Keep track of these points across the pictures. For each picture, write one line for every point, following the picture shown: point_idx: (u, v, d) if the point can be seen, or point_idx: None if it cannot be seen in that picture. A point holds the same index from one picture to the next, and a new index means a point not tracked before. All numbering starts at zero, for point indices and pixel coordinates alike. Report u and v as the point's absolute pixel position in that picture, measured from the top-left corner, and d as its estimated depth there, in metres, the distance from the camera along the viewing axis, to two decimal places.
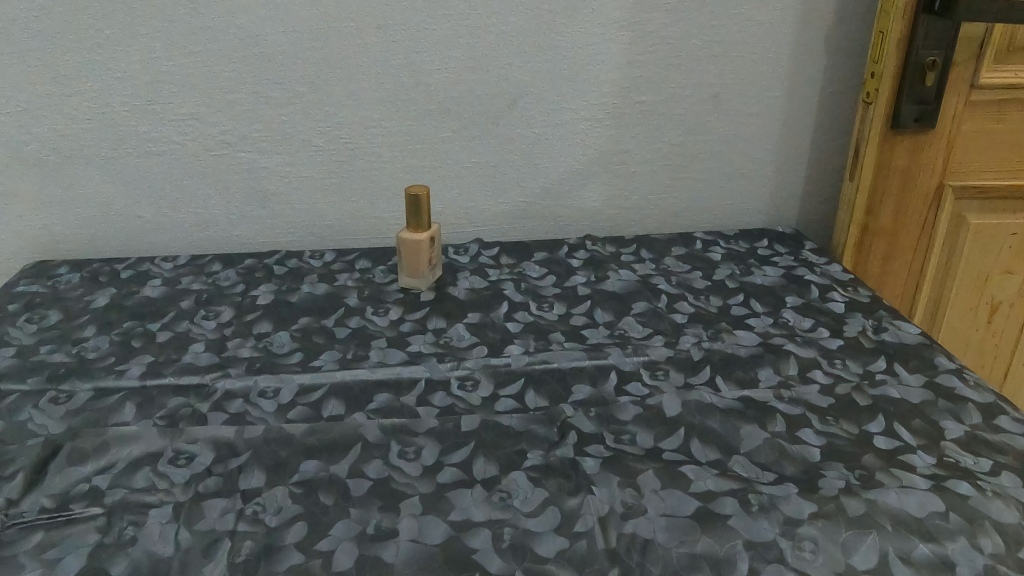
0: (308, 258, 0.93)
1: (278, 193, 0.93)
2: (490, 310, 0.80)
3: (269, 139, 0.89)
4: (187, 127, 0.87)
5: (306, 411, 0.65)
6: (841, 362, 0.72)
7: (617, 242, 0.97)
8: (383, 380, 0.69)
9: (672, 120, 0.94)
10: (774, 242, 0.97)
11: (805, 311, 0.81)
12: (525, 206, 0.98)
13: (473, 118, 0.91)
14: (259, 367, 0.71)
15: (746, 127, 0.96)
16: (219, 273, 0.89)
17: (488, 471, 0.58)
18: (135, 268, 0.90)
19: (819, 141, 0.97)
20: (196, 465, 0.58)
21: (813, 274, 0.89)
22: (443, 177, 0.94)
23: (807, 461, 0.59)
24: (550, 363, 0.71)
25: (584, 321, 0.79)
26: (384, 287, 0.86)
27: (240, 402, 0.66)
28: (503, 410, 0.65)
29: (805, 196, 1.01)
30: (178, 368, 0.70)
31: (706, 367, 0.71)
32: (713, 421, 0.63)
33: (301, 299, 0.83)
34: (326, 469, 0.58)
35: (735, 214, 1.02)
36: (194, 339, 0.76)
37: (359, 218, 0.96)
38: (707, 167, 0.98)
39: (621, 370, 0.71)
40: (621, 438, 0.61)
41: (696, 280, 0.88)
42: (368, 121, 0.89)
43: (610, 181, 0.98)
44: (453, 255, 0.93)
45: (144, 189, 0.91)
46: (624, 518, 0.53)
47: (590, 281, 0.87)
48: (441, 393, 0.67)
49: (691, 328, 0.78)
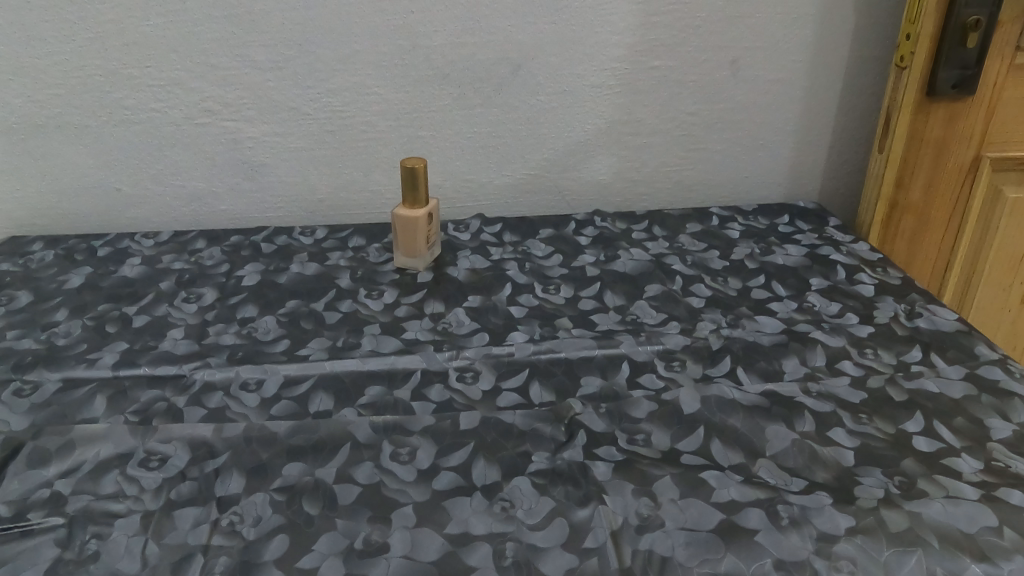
0: (298, 235, 0.87)
1: (267, 165, 0.87)
2: (492, 293, 0.75)
3: (255, 107, 0.83)
4: (166, 93, 0.81)
5: (291, 406, 0.60)
6: (872, 352, 0.67)
7: (627, 218, 0.91)
8: (376, 371, 0.63)
9: (688, 86, 0.87)
10: (795, 218, 0.91)
11: (831, 294, 0.75)
12: (530, 179, 0.92)
13: (473, 86, 0.84)
14: (242, 356, 0.65)
15: (768, 93, 0.89)
16: (203, 251, 0.83)
17: (489, 476, 0.53)
18: (113, 246, 0.84)
19: (845, 109, 0.91)
20: (168, 468, 0.53)
21: (839, 253, 0.83)
22: (441, 149, 0.88)
23: (841, 467, 0.53)
24: (556, 353, 0.66)
25: (593, 305, 0.73)
26: (379, 267, 0.80)
27: (220, 396, 0.61)
28: (506, 406, 0.60)
29: (828, 168, 0.95)
30: (155, 357, 0.65)
31: (726, 357, 0.66)
32: (735, 419, 0.58)
33: (290, 281, 0.77)
34: (311, 473, 0.53)
35: (753, 187, 0.96)
36: (173, 325, 0.70)
37: (353, 192, 0.90)
38: (724, 136, 0.92)
39: (634, 360, 0.65)
40: (636, 439, 0.56)
41: (713, 260, 0.82)
42: (361, 88, 0.83)
43: (621, 152, 0.91)
44: (453, 231, 0.87)
45: (121, 161, 0.85)
46: (639, 532, 0.48)
47: (600, 261, 0.81)
48: (438, 386, 0.62)
49: (708, 312, 0.72)
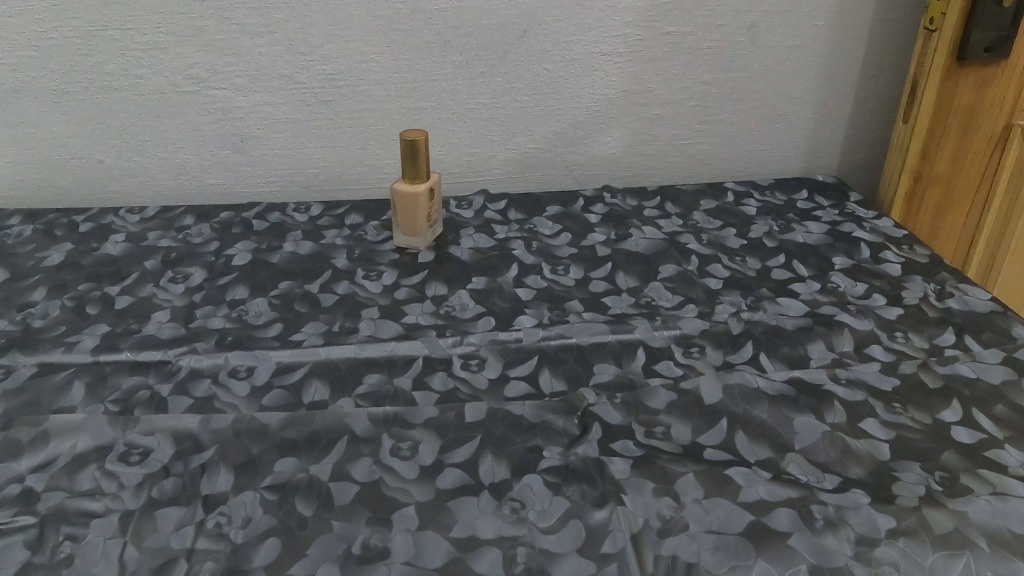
0: (292, 211, 0.82)
1: (259, 137, 0.82)
2: (498, 274, 0.70)
3: (245, 75, 0.78)
4: (149, 58, 0.76)
5: (284, 396, 0.55)
6: (903, 335, 0.62)
7: (638, 194, 0.87)
8: (374, 358, 0.59)
9: (702, 53, 0.83)
10: (814, 193, 0.87)
11: (855, 274, 0.71)
12: (536, 153, 0.87)
13: (476, 53, 0.79)
14: (232, 341, 0.61)
15: (787, 61, 0.84)
16: (190, 228, 0.79)
17: (497, 474, 0.49)
18: (95, 221, 0.79)
19: (867, 78, 0.86)
20: (150, 463, 0.49)
21: (862, 230, 0.79)
22: (443, 120, 0.83)
23: (877, 461, 0.49)
24: (567, 338, 0.62)
25: (605, 287, 0.69)
26: (377, 246, 0.75)
27: (207, 384, 0.56)
28: (514, 396, 0.56)
29: (848, 140, 0.91)
30: (138, 341, 0.61)
31: (748, 343, 0.62)
32: (760, 410, 0.54)
33: (283, 260, 0.73)
34: (305, 470, 0.49)
35: (769, 161, 0.92)
36: (158, 306, 0.66)
37: (349, 166, 0.85)
38: (740, 107, 0.87)
39: (650, 346, 0.61)
40: (654, 433, 0.52)
41: (730, 238, 0.78)
42: (357, 54, 0.78)
43: (631, 124, 0.87)
44: (455, 208, 0.83)
45: (104, 130, 0.80)
46: (661, 536, 0.44)
47: (611, 239, 0.77)
48: (441, 374, 0.58)
49: (727, 295, 0.68)
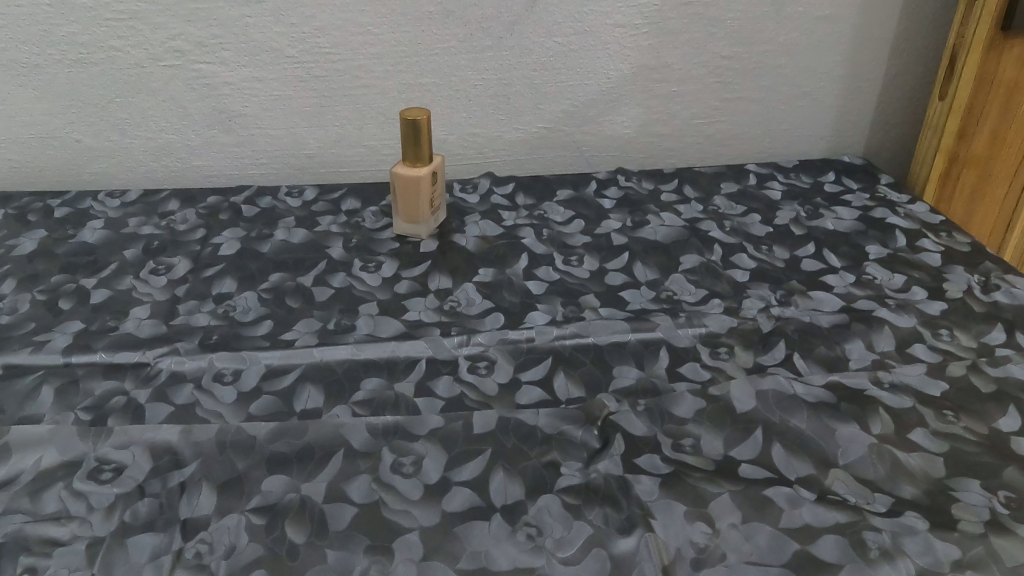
0: (284, 196, 0.77)
1: (248, 116, 0.76)
2: (506, 265, 0.65)
3: (231, 48, 0.72)
4: (127, 29, 0.70)
5: (274, 404, 0.50)
6: (948, 332, 0.57)
7: (655, 176, 0.81)
8: (373, 360, 0.54)
9: (725, 26, 0.77)
10: (842, 176, 0.81)
11: (892, 264, 0.66)
12: (545, 133, 0.82)
13: (481, 24, 0.73)
14: (217, 340, 0.55)
15: (815, 33, 0.78)
16: (175, 213, 0.73)
17: (509, 494, 0.44)
18: (73, 205, 0.74)
19: (900, 52, 0.80)
20: (124, 482, 0.44)
21: (896, 215, 0.73)
22: (446, 98, 0.77)
23: (931, 479, 0.45)
24: (584, 338, 0.56)
25: (623, 280, 0.64)
26: (375, 234, 0.70)
27: (189, 390, 0.51)
28: (527, 404, 0.51)
29: (877, 119, 0.85)
30: (114, 339, 0.55)
31: (780, 342, 0.57)
32: (798, 420, 0.49)
33: (274, 249, 0.67)
34: (296, 490, 0.44)
35: (792, 140, 0.86)
36: (137, 300, 0.60)
37: (345, 147, 0.80)
38: (762, 84, 0.81)
39: (674, 347, 0.56)
40: (682, 446, 0.48)
41: (754, 225, 0.72)
42: (353, 25, 0.72)
43: (647, 102, 0.81)
44: (459, 193, 0.77)
45: (81, 107, 0.74)
46: (695, 568, 0.40)
47: (627, 226, 0.71)
48: (446, 379, 0.53)
49: (755, 288, 0.63)
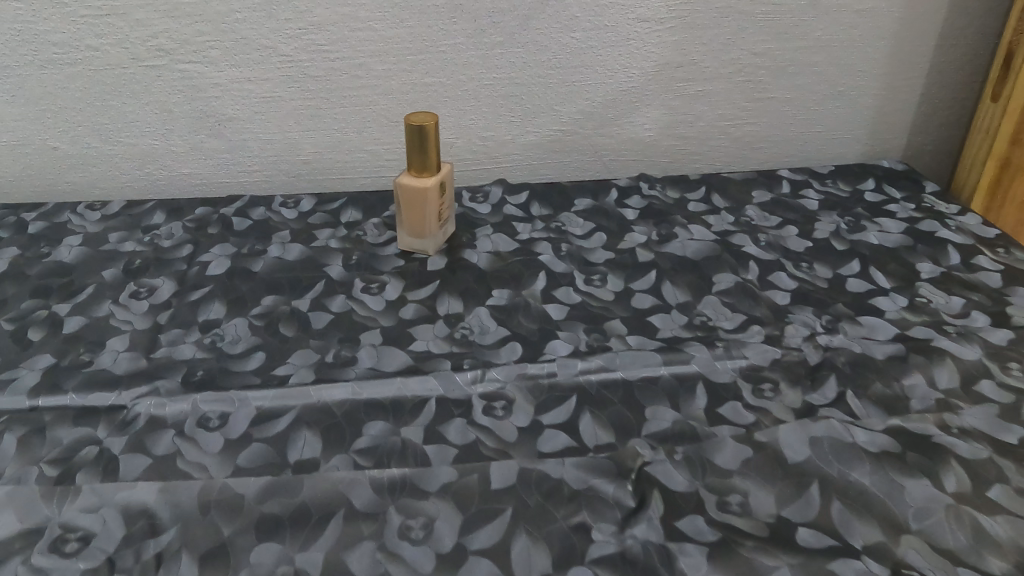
0: (279, 206, 0.71)
1: (238, 120, 0.70)
2: (522, 286, 0.59)
3: (220, 46, 0.66)
4: (104, 25, 0.64)
5: (265, 453, 0.44)
6: (1018, 365, 0.51)
7: (679, 183, 0.75)
8: (377, 399, 0.48)
9: (757, 20, 0.70)
10: (883, 182, 0.75)
11: (946, 284, 0.60)
12: (560, 137, 0.76)
13: (492, 19, 0.67)
14: (202, 378, 0.50)
15: (856, 28, 0.72)
16: (160, 227, 0.67)
17: (534, 566, 0.39)
18: (48, 219, 0.68)
19: (946, 47, 0.74)
20: (91, 554, 0.38)
21: (946, 228, 0.67)
22: (453, 99, 0.71)
23: (1019, 549, 0.39)
24: (611, 373, 0.51)
25: (651, 303, 0.58)
26: (378, 249, 0.64)
27: (170, 438, 0.45)
28: (551, 454, 0.45)
29: (918, 119, 0.79)
30: (86, 377, 0.49)
31: (830, 378, 0.51)
32: (859, 474, 0.43)
33: (267, 268, 0.61)
34: (289, 561, 0.39)
35: (826, 143, 0.80)
36: (115, 330, 0.54)
37: (344, 153, 0.74)
38: (796, 82, 0.75)
39: (712, 383, 0.50)
40: (729, 505, 0.42)
41: (791, 238, 0.66)
42: (353, 21, 0.66)
43: (671, 103, 0.75)
44: (469, 202, 0.71)
45: (56, 112, 0.68)
46: None
47: (653, 240, 0.65)
48: (459, 423, 0.47)
49: (798, 312, 0.57)
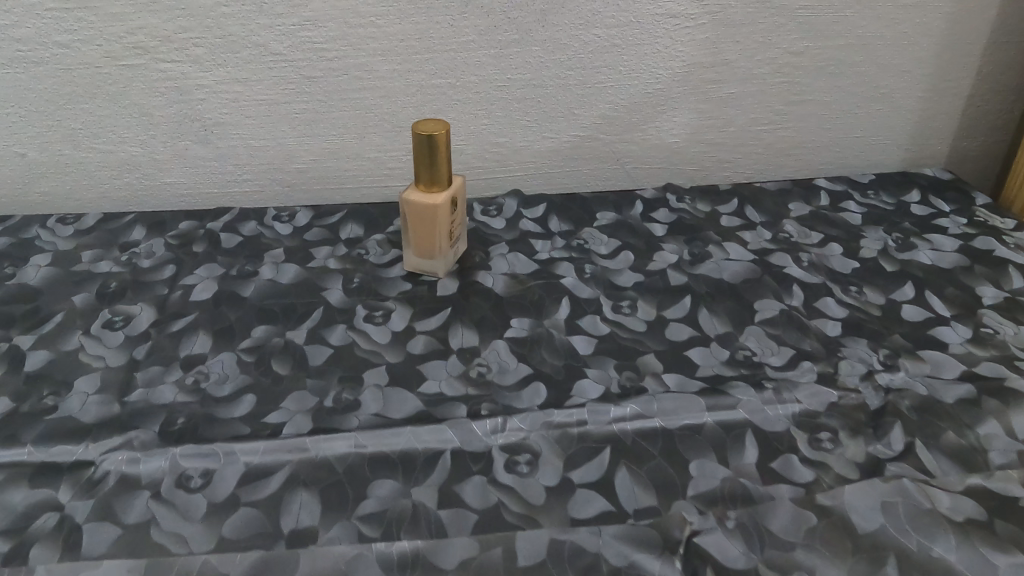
0: (272, 221, 0.64)
1: (225, 124, 0.64)
2: (543, 314, 0.53)
3: (206, 44, 0.59)
4: (75, 20, 0.57)
5: (254, 521, 0.38)
6: None
7: (709, 195, 0.69)
8: (383, 453, 0.42)
9: (795, 16, 0.64)
10: (930, 194, 0.69)
11: (1013, 312, 0.54)
12: (579, 143, 0.69)
13: (507, 14, 0.60)
14: (183, 426, 0.43)
15: (903, 25, 0.66)
16: (139, 244, 0.61)
17: None
18: (15, 235, 0.61)
19: (999, 47, 0.68)
20: None
21: (1005, 246, 0.61)
22: (463, 102, 0.65)
23: None
24: (649, 420, 0.45)
25: (688, 334, 0.52)
26: (383, 271, 0.58)
27: (144, 502, 0.39)
28: (585, 522, 0.39)
29: (965, 124, 0.73)
30: (49, 426, 0.43)
31: (896, 426, 0.45)
32: (943, 549, 0.37)
33: (259, 293, 0.55)
34: None
35: (866, 150, 0.74)
36: (84, 366, 0.48)
37: (344, 161, 0.67)
38: (835, 84, 0.69)
39: (764, 432, 0.44)
40: None
41: (836, 258, 0.60)
42: (353, 16, 0.59)
43: (700, 106, 0.69)
44: (482, 216, 0.65)
45: (23, 115, 0.62)
46: None
47: (685, 260, 0.60)
48: (478, 482, 0.41)
49: (852, 346, 0.51)
